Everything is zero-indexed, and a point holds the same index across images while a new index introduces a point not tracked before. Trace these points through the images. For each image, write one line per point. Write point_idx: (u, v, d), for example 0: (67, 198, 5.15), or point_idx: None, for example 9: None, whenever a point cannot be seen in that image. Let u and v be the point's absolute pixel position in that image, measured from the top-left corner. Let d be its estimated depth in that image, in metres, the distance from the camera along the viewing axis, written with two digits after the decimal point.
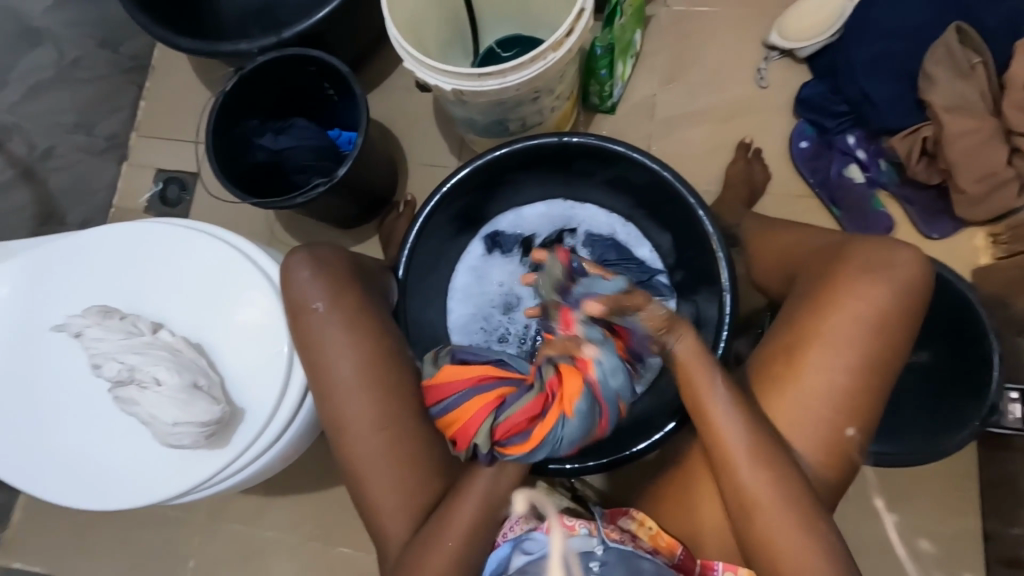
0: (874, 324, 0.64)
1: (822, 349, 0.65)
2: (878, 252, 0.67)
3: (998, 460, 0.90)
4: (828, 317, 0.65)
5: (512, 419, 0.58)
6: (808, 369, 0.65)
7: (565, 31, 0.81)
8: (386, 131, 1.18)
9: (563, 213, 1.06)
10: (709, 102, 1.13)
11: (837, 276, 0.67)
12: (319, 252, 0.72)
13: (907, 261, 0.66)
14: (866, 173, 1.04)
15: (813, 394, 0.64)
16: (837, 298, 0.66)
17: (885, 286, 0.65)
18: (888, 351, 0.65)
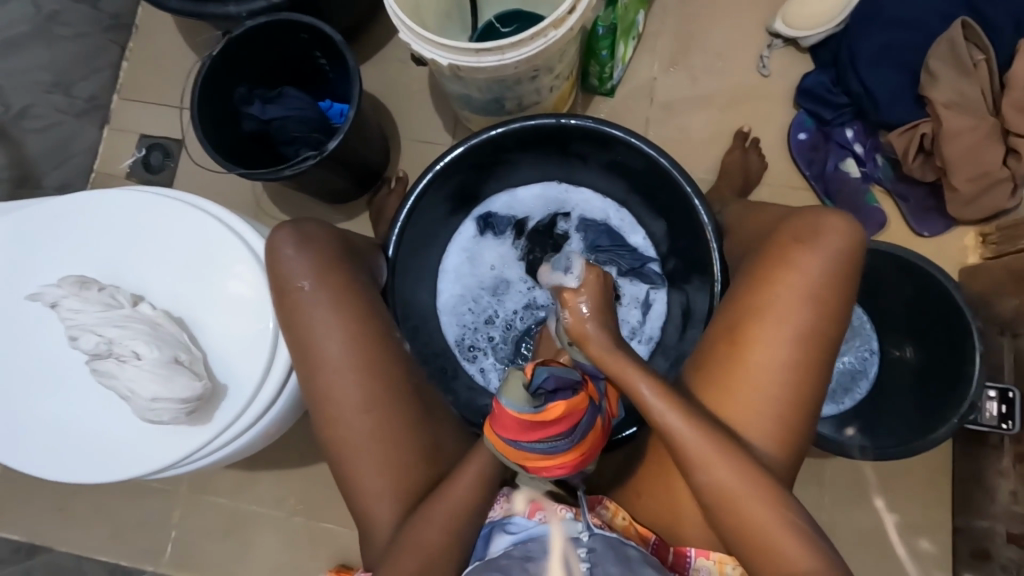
0: (812, 297, 0.63)
1: (768, 326, 0.64)
2: (821, 223, 0.65)
3: (972, 455, 0.92)
4: (773, 293, 0.64)
5: (606, 438, 0.65)
6: (757, 349, 0.64)
7: (567, 7, 0.79)
8: (378, 105, 1.15)
9: (557, 196, 1.04)
10: (710, 88, 1.11)
11: (776, 253, 0.66)
12: (290, 225, 0.69)
13: (837, 229, 0.65)
14: (862, 167, 1.04)
15: (763, 373, 0.63)
16: (775, 274, 0.65)
17: (822, 259, 0.64)
18: (833, 327, 0.64)
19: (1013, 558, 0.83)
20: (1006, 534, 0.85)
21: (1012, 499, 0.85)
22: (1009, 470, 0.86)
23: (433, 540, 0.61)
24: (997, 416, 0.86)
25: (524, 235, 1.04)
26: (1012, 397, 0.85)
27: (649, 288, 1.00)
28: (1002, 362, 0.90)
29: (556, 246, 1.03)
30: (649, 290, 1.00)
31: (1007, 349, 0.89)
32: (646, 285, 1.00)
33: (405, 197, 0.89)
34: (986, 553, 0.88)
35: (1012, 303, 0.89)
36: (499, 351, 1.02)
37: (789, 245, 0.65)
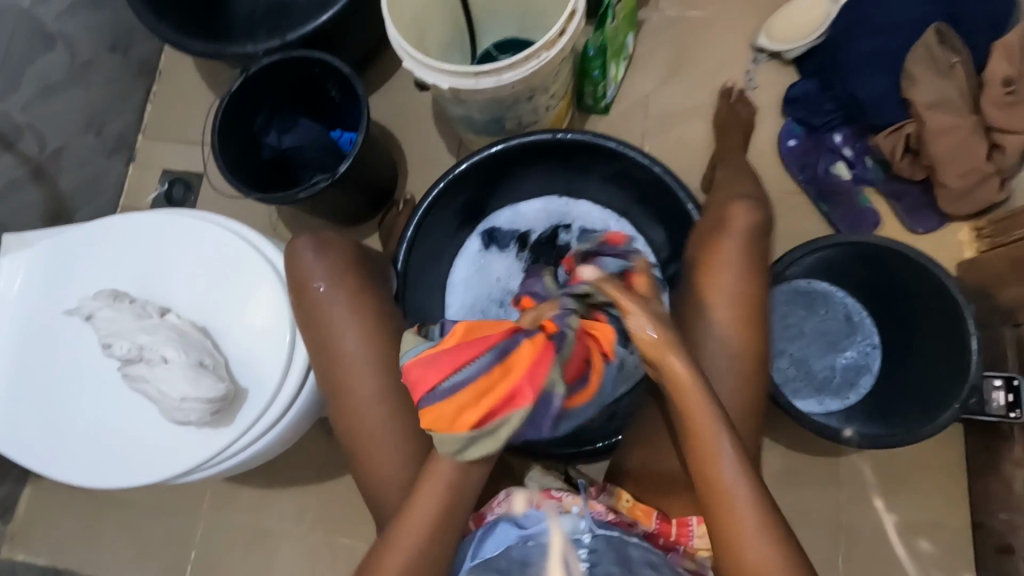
0: (738, 277, 0.71)
1: (713, 306, 0.70)
2: (742, 210, 0.74)
3: (985, 447, 0.92)
4: (712, 276, 0.71)
5: (570, 367, 0.61)
6: (698, 327, 0.70)
7: (557, 31, 0.85)
8: (385, 131, 1.21)
9: (558, 209, 1.09)
10: (701, 103, 1.16)
11: (702, 244, 0.74)
12: (298, 237, 0.73)
13: (741, 215, 0.74)
14: (853, 170, 1.07)
15: (714, 352, 0.69)
16: (706, 261, 0.72)
17: (734, 242, 0.72)
18: (759, 303, 0.71)
19: None
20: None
21: None
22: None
23: (434, 526, 0.61)
24: (1004, 404, 0.86)
25: (527, 247, 1.08)
26: (1018, 385, 0.86)
27: None
28: (1005, 352, 0.91)
29: (559, 256, 1.07)
30: None
31: (1009, 338, 0.90)
32: None
33: (414, 214, 0.94)
34: (1007, 547, 0.87)
35: (1010, 293, 0.90)
36: None
37: (721, 233, 0.73)
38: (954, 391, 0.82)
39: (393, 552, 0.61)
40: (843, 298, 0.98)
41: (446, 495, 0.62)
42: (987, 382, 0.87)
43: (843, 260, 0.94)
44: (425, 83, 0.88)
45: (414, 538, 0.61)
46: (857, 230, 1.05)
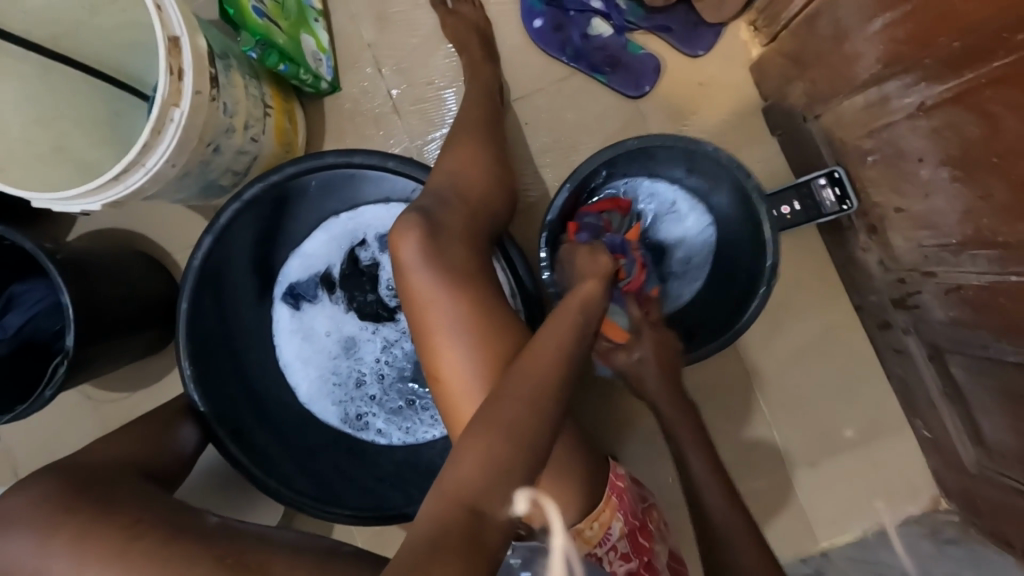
0: (459, 300, 0.58)
1: (445, 348, 0.57)
2: (403, 229, 0.59)
3: (840, 242, 0.90)
4: (426, 316, 0.58)
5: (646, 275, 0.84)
6: (449, 374, 0.57)
7: (167, 75, 0.64)
8: (124, 238, 1.01)
9: (344, 229, 0.94)
10: (428, 25, 0.98)
11: (407, 293, 0.59)
12: (2, 500, 0.58)
13: (415, 238, 0.59)
14: (611, 21, 0.94)
15: (474, 394, 0.56)
16: (421, 305, 0.58)
17: (424, 269, 0.58)
18: (489, 305, 0.59)
19: (906, 319, 0.84)
20: (891, 301, 0.85)
21: (883, 268, 0.83)
22: (869, 243, 0.84)
23: (507, 432, 0.50)
24: (835, 201, 0.81)
25: (337, 286, 0.96)
26: (839, 177, 0.81)
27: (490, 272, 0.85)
28: (818, 146, 0.84)
29: (373, 278, 0.95)
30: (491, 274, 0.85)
31: (816, 133, 0.83)
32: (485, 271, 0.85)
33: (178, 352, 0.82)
34: (887, 323, 0.88)
35: (800, 87, 0.83)
36: (386, 404, 0.95)
37: (398, 270, 0.58)
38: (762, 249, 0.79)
39: (460, 461, 0.49)
40: (650, 188, 0.90)
41: (528, 399, 0.52)
42: (813, 185, 0.82)
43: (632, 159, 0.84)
44: (83, 210, 0.69)
45: (499, 449, 0.49)
46: (644, 85, 0.93)
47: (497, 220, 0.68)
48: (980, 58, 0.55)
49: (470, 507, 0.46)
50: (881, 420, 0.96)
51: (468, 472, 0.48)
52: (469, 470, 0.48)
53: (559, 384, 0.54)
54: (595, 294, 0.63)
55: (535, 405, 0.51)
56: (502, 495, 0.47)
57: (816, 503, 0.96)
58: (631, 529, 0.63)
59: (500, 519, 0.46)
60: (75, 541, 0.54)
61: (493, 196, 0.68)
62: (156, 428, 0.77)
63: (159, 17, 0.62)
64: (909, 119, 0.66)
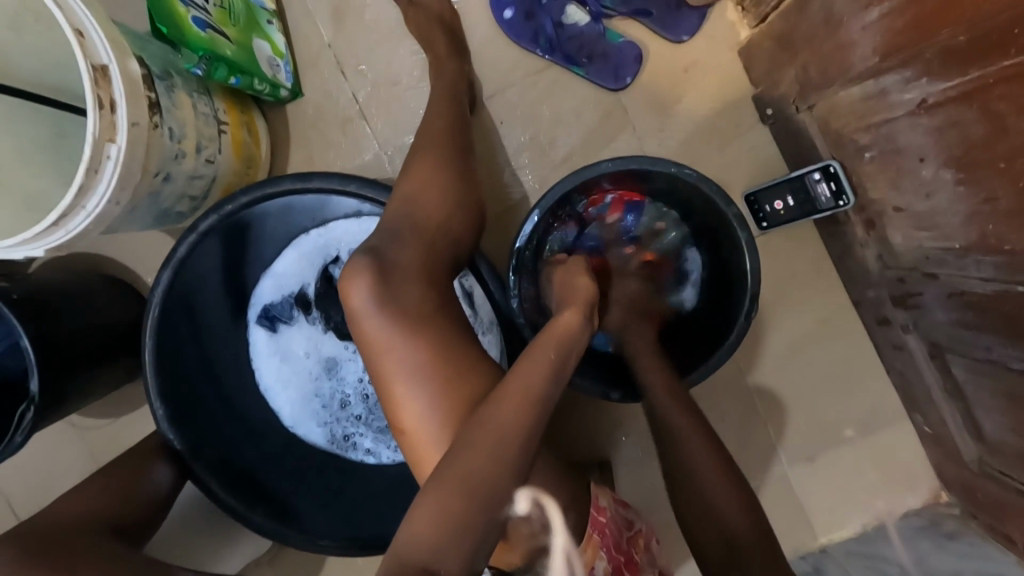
0: (418, 346, 0.56)
1: (407, 396, 0.56)
2: (352, 275, 0.56)
3: (835, 235, 0.86)
4: (386, 364, 0.56)
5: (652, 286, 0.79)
6: (413, 423, 0.56)
7: (97, 108, 0.58)
8: (91, 264, 0.97)
9: (315, 247, 0.90)
10: (389, 21, 0.91)
11: (365, 344, 0.56)
12: None
13: (368, 286, 0.56)
14: (586, 8, 0.87)
15: (433, 442, 0.55)
16: (379, 355, 0.56)
17: (378, 319, 0.55)
18: (451, 347, 0.57)
19: (906, 318, 0.80)
20: (890, 298, 0.81)
21: (881, 265, 0.79)
22: (867, 238, 0.79)
23: (466, 484, 0.49)
24: (830, 196, 0.77)
25: (313, 305, 0.92)
26: (836, 171, 0.76)
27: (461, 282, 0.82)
28: (811, 138, 0.79)
29: None
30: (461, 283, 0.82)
31: (809, 123, 0.77)
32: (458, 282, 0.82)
33: (147, 391, 0.79)
34: (886, 319, 0.84)
35: (791, 75, 0.76)
36: (373, 424, 0.92)
37: (352, 319, 0.56)
38: (741, 263, 0.73)
39: (417, 513, 0.48)
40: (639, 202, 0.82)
41: (490, 452, 0.50)
42: (806, 180, 0.78)
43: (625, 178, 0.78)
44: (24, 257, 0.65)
45: (456, 502, 0.48)
46: (624, 77, 0.87)
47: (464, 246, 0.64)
48: (985, 54, 0.50)
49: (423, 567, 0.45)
50: (880, 414, 0.93)
51: (424, 526, 0.47)
52: (428, 523, 0.47)
53: (527, 434, 0.53)
54: (575, 324, 0.61)
55: (499, 454, 0.50)
56: (456, 552, 0.46)
57: (813, 499, 0.94)
58: (615, 562, 0.60)
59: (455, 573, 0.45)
60: None
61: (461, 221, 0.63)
62: (130, 475, 0.75)
63: (80, 44, 0.56)
64: (909, 116, 0.61)
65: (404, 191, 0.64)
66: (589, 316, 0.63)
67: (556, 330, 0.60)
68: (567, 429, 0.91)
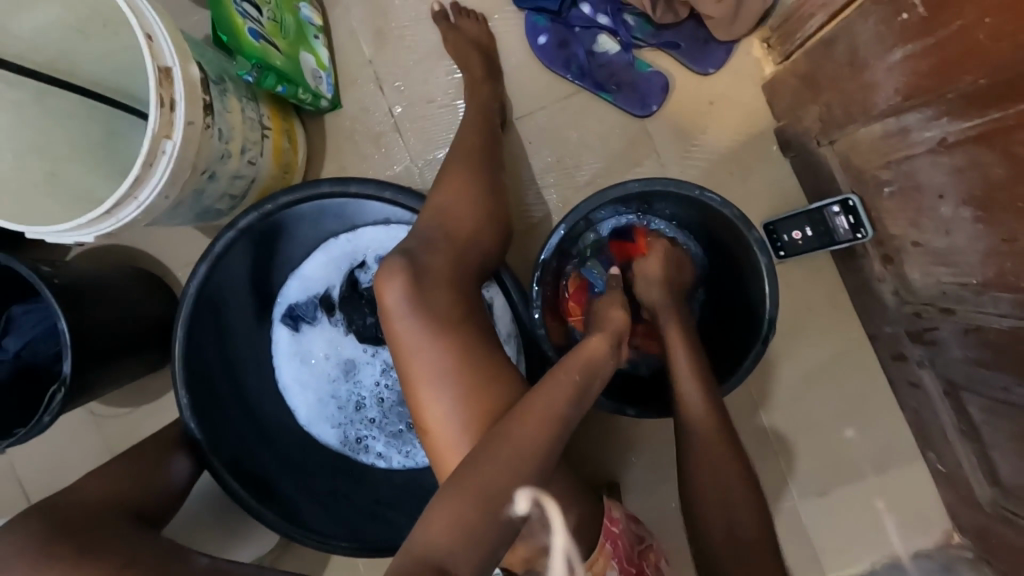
0: (447, 349, 0.58)
1: (431, 397, 0.58)
2: (387, 275, 0.58)
3: (852, 268, 0.87)
4: (413, 364, 0.58)
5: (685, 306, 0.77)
6: (433, 424, 0.58)
7: (158, 107, 0.62)
8: (126, 256, 1.01)
9: (343, 251, 0.93)
10: (429, 41, 0.95)
11: (394, 343, 0.59)
12: None
13: (399, 286, 0.58)
14: (617, 38, 0.91)
15: (452, 443, 0.57)
16: (406, 353, 0.58)
17: (407, 319, 0.58)
18: (477, 352, 0.59)
19: (922, 353, 0.80)
20: (906, 333, 0.82)
21: (898, 300, 0.80)
22: (884, 272, 0.80)
23: (482, 496, 0.50)
24: (849, 229, 0.79)
25: (336, 308, 0.94)
26: (855, 205, 0.78)
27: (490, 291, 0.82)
28: (831, 172, 0.81)
29: (372, 301, 0.93)
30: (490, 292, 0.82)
31: (830, 158, 0.79)
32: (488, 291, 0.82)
33: (173, 381, 0.81)
34: (901, 354, 0.85)
35: (814, 111, 0.79)
36: (386, 427, 0.94)
37: (383, 317, 0.58)
38: (759, 289, 0.74)
39: (433, 516, 0.49)
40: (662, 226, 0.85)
41: (509, 459, 0.52)
42: (825, 212, 0.80)
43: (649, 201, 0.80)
44: (73, 243, 0.68)
45: (473, 511, 0.49)
46: (651, 105, 0.90)
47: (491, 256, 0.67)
48: (1007, 98, 0.52)
49: (436, 568, 0.45)
50: (893, 450, 0.92)
51: (439, 531, 0.48)
52: (443, 526, 0.48)
53: (545, 439, 0.54)
54: (603, 350, 0.63)
55: (519, 465, 0.52)
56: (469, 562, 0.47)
57: (822, 534, 0.93)
58: (626, 573, 0.61)
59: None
60: None
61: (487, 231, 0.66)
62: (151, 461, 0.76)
63: (149, 47, 0.61)
64: (930, 154, 0.63)
65: (437, 201, 0.67)
66: (616, 343, 0.65)
67: (583, 354, 0.62)
68: (577, 444, 0.92)
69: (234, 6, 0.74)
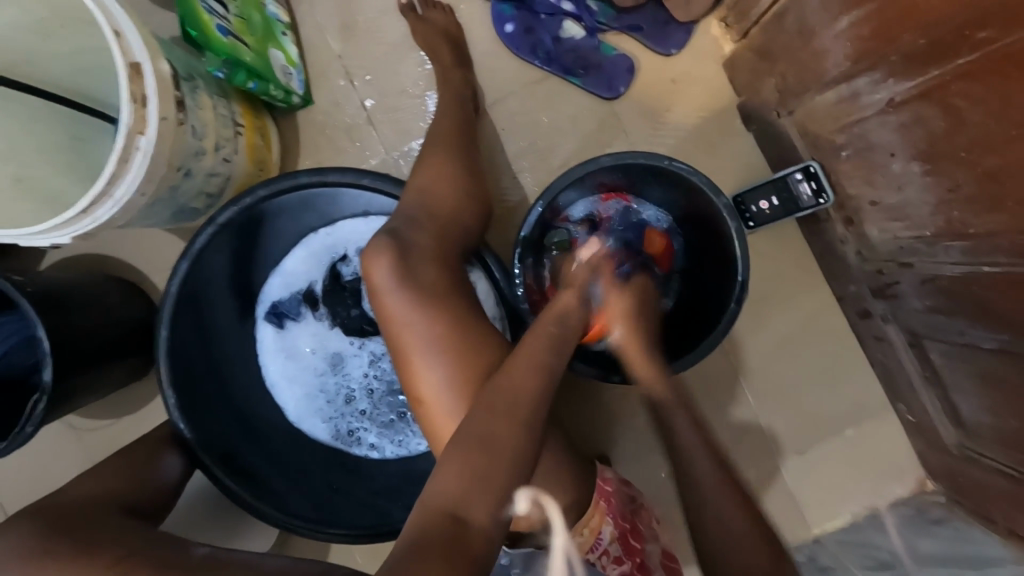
0: (434, 322, 0.63)
1: (422, 366, 0.63)
2: (374, 255, 0.64)
3: (817, 233, 0.91)
4: (404, 337, 0.63)
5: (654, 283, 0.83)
6: (426, 392, 0.63)
7: (131, 102, 0.63)
8: (100, 264, 0.99)
9: (323, 245, 0.93)
10: (397, 33, 0.96)
11: (386, 319, 0.64)
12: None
13: (385, 265, 0.64)
14: (582, 23, 0.93)
15: (446, 408, 0.62)
16: (397, 327, 0.64)
17: (396, 295, 0.63)
18: (462, 323, 0.64)
19: (885, 308, 0.84)
20: (870, 291, 0.86)
21: (860, 259, 0.84)
22: (846, 233, 0.84)
23: (484, 450, 0.53)
24: (812, 195, 0.83)
25: (320, 302, 0.95)
26: (815, 171, 0.81)
27: (476, 273, 0.81)
28: (791, 141, 0.85)
29: (355, 293, 0.94)
30: (476, 275, 0.81)
31: (790, 127, 0.83)
32: (474, 273, 0.81)
33: (159, 380, 0.81)
34: (867, 312, 0.89)
35: (772, 83, 0.83)
36: (377, 418, 0.94)
37: (374, 294, 0.64)
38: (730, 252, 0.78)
39: (441, 472, 0.52)
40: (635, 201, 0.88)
41: (504, 419, 0.55)
42: (788, 180, 0.84)
43: (621, 176, 0.83)
44: (51, 245, 0.68)
45: (479, 461, 0.52)
46: (618, 86, 0.93)
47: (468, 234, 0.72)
48: (943, 55, 0.56)
49: (450, 513, 0.49)
50: (866, 405, 0.97)
51: (450, 483, 0.51)
52: (450, 480, 0.52)
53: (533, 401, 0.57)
54: (573, 302, 0.69)
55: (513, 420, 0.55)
56: (482, 504, 0.50)
57: (805, 491, 0.97)
58: (621, 528, 0.65)
59: (481, 524, 0.49)
60: None
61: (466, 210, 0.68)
62: (142, 461, 0.77)
63: (118, 43, 0.61)
64: (879, 114, 0.67)
65: (418, 183, 0.72)
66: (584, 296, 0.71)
67: (553, 309, 0.67)
68: (567, 420, 0.94)
69: (199, 2, 0.73)
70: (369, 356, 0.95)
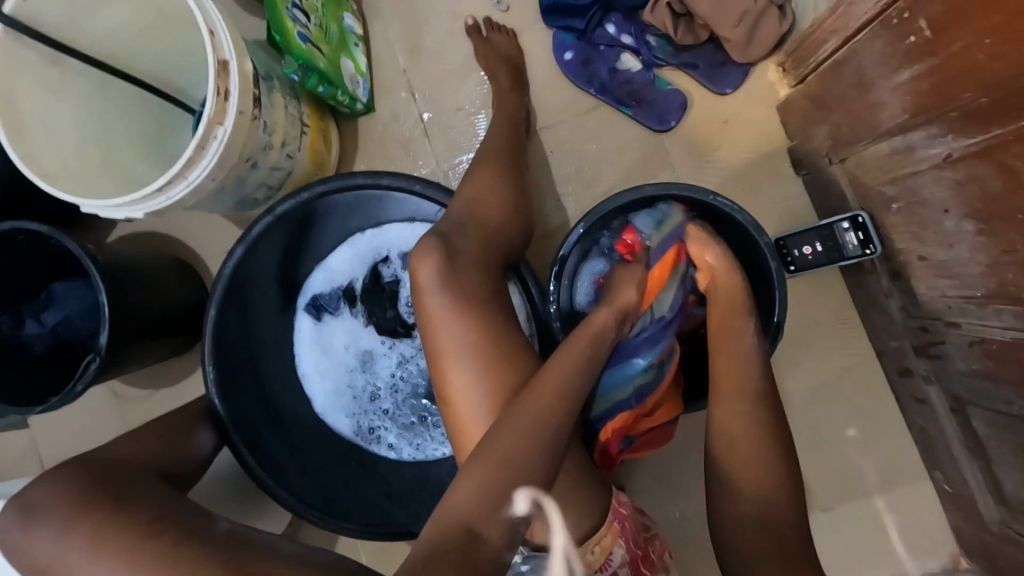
0: (471, 328, 0.65)
1: (454, 369, 0.64)
2: (421, 254, 0.66)
3: (861, 285, 0.89)
4: (438, 339, 0.65)
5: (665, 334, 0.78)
6: (455, 395, 0.65)
7: (214, 95, 0.69)
8: (162, 242, 1.06)
9: (368, 246, 0.97)
10: (460, 53, 1.01)
11: (425, 320, 0.66)
12: (33, 488, 0.63)
13: (428, 269, 0.66)
14: (639, 57, 0.96)
15: (473, 414, 0.64)
16: (433, 329, 0.65)
17: (436, 298, 0.66)
18: (496, 331, 0.66)
19: (929, 368, 0.81)
20: (913, 349, 0.83)
21: (905, 315, 0.82)
22: (892, 288, 0.82)
23: (496, 463, 0.55)
24: (858, 244, 0.81)
25: (358, 300, 0.98)
26: (864, 222, 0.80)
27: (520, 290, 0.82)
28: (841, 190, 0.84)
29: (392, 295, 0.97)
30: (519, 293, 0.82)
31: (840, 175, 0.83)
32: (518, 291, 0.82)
33: (202, 357, 0.85)
34: (908, 370, 0.86)
35: (825, 131, 0.83)
36: (399, 419, 0.96)
37: (416, 293, 0.66)
38: (770, 294, 0.78)
39: (462, 482, 0.55)
40: None
41: (526, 428, 0.57)
42: (834, 228, 0.83)
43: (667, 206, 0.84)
44: (126, 218, 0.74)
45: (495, 476, 0.54)
46: (669, 120, 0.95)
47: (508, 246, 0.74)
48: (1005, 115, 0.55)
49: (466, 528, 0.51)
50: (901, 469, 0.92)
51: (466, 497, 0.53)
52: (468, 496, 0.54)
53: (557, 418, 0.59)
54: (610, 323, 0.70)
55: (533, 438, 0.57)
56: (495, 523, 0.52)
57: (828, 551, 0.92)
58: (633, 555, 0.64)
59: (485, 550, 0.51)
60: (93, 534, 0.58)
61: (506, 226, 0.74)
62: (179, 431, 0.81)
63: (211, 41, 0.67)
64: (934, 169, 0.66)
65: (467, 194, 0.75)
66: (622, 316, 0.71)
67: (590, 328, 0.69)
68: None
69: (286, 12, 0.79)
70: (399, 358, 0.98)
